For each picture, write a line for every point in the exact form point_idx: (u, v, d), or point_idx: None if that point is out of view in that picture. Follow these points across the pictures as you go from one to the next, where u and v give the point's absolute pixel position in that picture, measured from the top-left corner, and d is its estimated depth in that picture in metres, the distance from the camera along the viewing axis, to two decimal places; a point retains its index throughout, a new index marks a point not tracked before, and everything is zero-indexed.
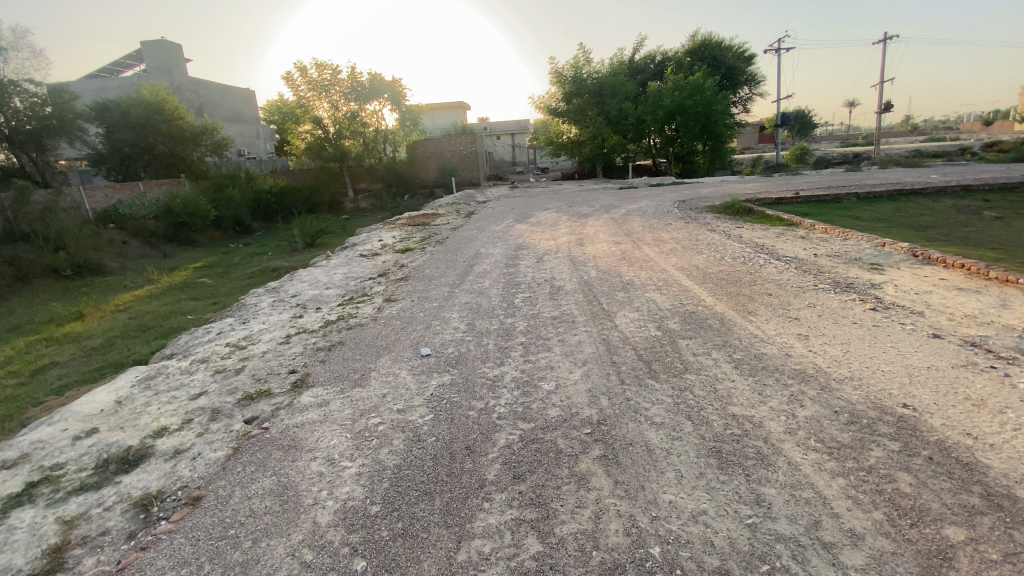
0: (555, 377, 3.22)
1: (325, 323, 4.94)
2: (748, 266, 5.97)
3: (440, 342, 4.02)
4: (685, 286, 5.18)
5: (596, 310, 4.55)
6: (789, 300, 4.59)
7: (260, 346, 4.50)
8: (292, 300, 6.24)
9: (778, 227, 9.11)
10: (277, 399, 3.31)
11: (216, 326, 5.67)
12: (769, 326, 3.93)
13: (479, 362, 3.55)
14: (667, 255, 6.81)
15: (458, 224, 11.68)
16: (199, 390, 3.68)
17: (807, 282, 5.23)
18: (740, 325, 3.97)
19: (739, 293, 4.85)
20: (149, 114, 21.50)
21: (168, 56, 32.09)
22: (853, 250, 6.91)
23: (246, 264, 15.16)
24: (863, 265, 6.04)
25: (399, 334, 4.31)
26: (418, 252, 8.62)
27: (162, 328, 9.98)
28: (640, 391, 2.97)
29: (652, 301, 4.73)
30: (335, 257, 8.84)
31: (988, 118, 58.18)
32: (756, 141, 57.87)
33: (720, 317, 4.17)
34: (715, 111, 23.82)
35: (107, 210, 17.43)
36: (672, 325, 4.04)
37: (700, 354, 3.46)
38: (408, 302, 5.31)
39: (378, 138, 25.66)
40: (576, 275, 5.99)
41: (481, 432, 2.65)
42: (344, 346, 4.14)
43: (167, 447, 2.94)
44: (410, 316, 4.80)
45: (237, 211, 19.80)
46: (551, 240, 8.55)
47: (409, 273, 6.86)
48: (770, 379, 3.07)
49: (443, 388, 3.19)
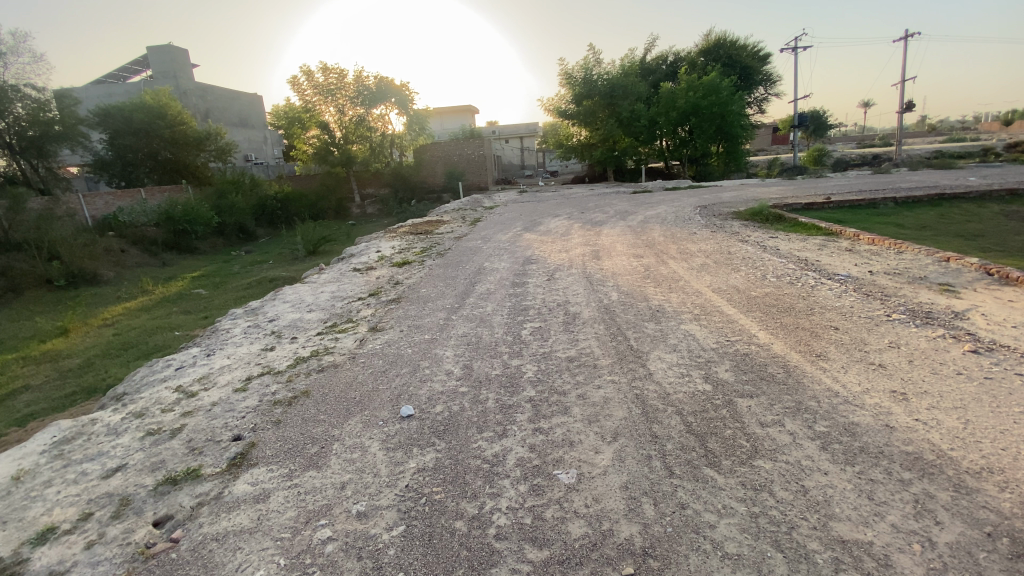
0: (576, 462, 2.37)
1: (295, 361, 4.11)
2: (798, 287, 5.09)
3: (429, 395, 3.17)
4: (729, 315, 4.33)
5: (622, 349, 3.66)
6: (862, 337, 3.71)
7: (212, 394, 3.69)
8: (268, 327, 5.44)
9: (816, 237, 8.19)
10: (204, 488, 2.49)
11: (177, 360, 4.91)
12: (849, 378, 3.07)
13: (474, 431, 2.71)
14: (699, 272, 5.93)
15: (462, 233, 10.91)
16: (116, 464, 2.89)
17: (876, 311, 4.33)
18: (813, 376, 3.11)
19: (796, 326, 3.98)
20: (151, 119, 21.01)
21: (175, 61, 31.87)
22: (912, 266, 5.98)
23: (244, 274, 14.48)
24: (931, 287, 5.14)
25: (378, 381, 3.46)
26: (417, 265, 7.85)
27: (146, 346, 9.25)
28: (697, 491, 2.12)
29: (691, 337, 3.86)
30: (327, 271, 8.08)
31: (1009, 118, 56.55)
32: (768, 143, 56.68)
33: (783, 364, 3.29)
34: (731, 111, 22.76)
35: (107, 218, 16.84)
36: (722, 374, 3.18)
37: (768, 424, 2.60)
38: (396, 333, 4.47)
39: (385, 142, 25.02)
40: (595, 297, 5.11)
41: (470, 568, 1.81)
42: (309, 399, 3.30)
43: (39, 568, 2.13)
44: (396, 354, 3.96)
45: (240, 217, 19.17)
46: (562, 253, 7.68)
47: (402, 293, 6.05)
48: (877, 471, 2.21)
49: (425, 476, 2.36)
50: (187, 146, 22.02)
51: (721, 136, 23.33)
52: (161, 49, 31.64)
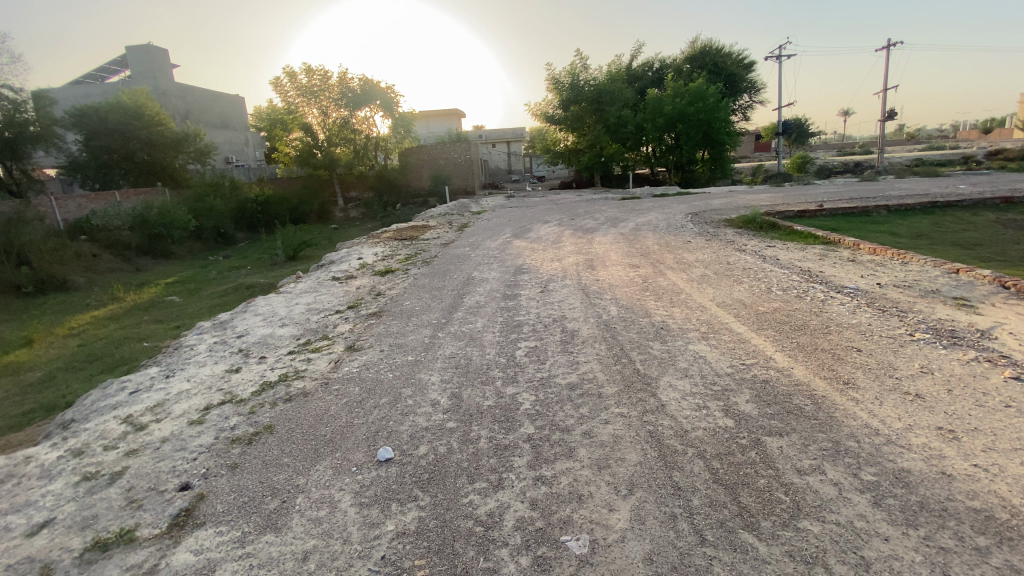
0: (586, 524, 1.99)
1: (261, 387, 3.66)
2: (807, 301, 4.78)
3: (410, 433, 2.76)
4: (739, 334, 3.98)
5: (628, 374, 3.29)
6: (889, 361, 3.40)
7: (163, 428, 3.23)
8: (235, 344, 4.96)
9: (816, 246, 7.95)
10: (139, 556, 2.05)
11: (132, 382, 4.41)
12: (888, 412, 2.73)
13: (464, 480, 2.31)
14: (700, 284, 5.60)
15: (448, 239, 10.48)
16: (42, 518, 2.42)
17: (896, 330, 4.02)
18: (847, 409, 2.77)
19: (814, 347, 3.64)
20: (128, 119, 20.25)
21: (153, 61, 31.07)
22: (921, 278, 5.72)
23: (221, 280, 13.89)
24: (946, 301, 4.87)
25: (354, 414, 3.03)
26: (400, 274, 7.43)
27: (113, 358, 8.66)
28: (738, 566, 1.75)
29: (702, 359, 3.49)
30: (304, 280, 7.61)
31: (985, 128, 57.97)
32: (752, 150, 57.23)
33: (810, 395, 2.92)
34: (718, 118, 22.72)
35: (78, 220, 16.00)
36: (744, 408, 2.80)
37: (808, 472, 2.24)
38: (375, 354, 4.04)
39: (369, 145, 24.28)
40: (593, 312, 4.73)
41: None
42: (273, 436, 2.87)
43: None
44: (374, 380, 3.52)
45: (219, 221, 18.50)
46: (554, 262, 7.31)
47: (385, 305, 5.62)
48: (946, 536, 1.86)
49: (406, 542, 1.95)
50: (164, 147, 21.26)
51: (708, 142, 23.27)
52: (138, 49, 30.84)
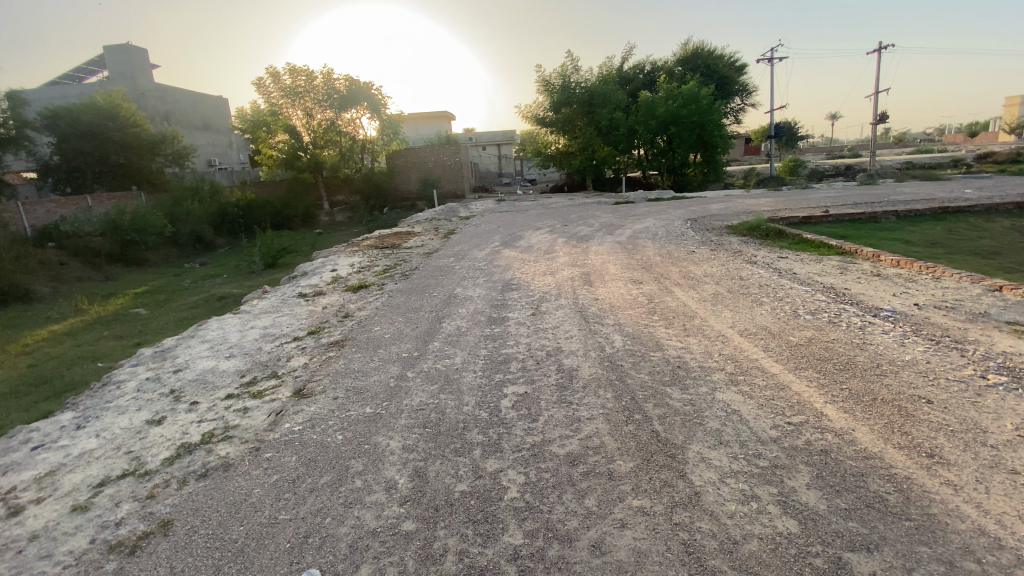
0: None
1: (175, 453, 2.87)
2: (844, 330, 4.06)
3: (351, 542, 1.99)
4: (775, 376, 3.25)
5: (647, 444, 2.52)
6: (972, 418, 2.66)
7: (38, 516, 2.47)
8: (169, 381, 4.17)
9: (831, 257, 7.29)
10: None
11: (35, 433, 3.60)
12: (1001, 506, 2.00)
13: None
14: (714, 305, 4.88)
15: (432, 248, 9.71)
16: None
17: (963, 371, 3.28)
18: (947, 502, 2.04)
19: (873, 398, 2.91)
20: (103, 120, 19.28)
21: (131, 61, 29.83)
22: (962, 297, 5.03)
23: (194, 290, 13.00)
24: (1000, 327, 4.18)
25: (280, 505, 2.26)
26: (375, 290, 6.64)
27: (61, 383, 7.72)
28: None
29: (737, 418, 2.74)
30: (267, 297, 6.78)
31: (973, 131, 58.07)
32: (742, 153, 56.75)
33: (891, 477, 2.19)
34: (711, 121, 22.18)
35: (46, 226, 15.02)
36: (807, 499, 2.08)
37: None
38: (325, 406, 3.22)
39: (355, 147, 23.44)
40: (594, 344, 3.96)
41: None
42: (166, 545, 2.10)
43: None
44: (318, 446, 2.72)
45: (198, 226, 17.51)
46: (547, 276, 6.57)
47: (349, 331, 4.85)
48: None
49: None
50: (140, 149, 20.22)
51: (702, 145, 22.66)
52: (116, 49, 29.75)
